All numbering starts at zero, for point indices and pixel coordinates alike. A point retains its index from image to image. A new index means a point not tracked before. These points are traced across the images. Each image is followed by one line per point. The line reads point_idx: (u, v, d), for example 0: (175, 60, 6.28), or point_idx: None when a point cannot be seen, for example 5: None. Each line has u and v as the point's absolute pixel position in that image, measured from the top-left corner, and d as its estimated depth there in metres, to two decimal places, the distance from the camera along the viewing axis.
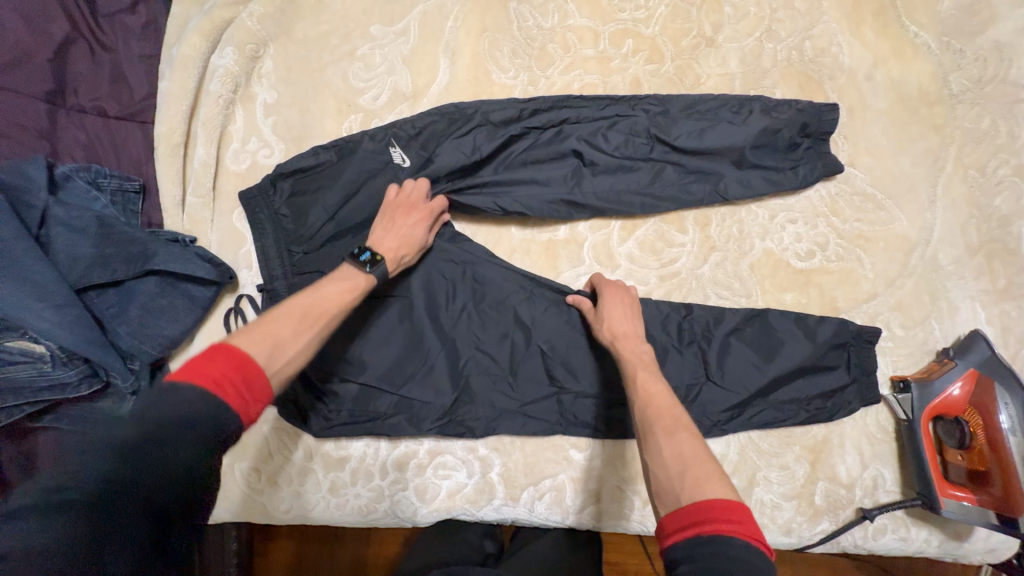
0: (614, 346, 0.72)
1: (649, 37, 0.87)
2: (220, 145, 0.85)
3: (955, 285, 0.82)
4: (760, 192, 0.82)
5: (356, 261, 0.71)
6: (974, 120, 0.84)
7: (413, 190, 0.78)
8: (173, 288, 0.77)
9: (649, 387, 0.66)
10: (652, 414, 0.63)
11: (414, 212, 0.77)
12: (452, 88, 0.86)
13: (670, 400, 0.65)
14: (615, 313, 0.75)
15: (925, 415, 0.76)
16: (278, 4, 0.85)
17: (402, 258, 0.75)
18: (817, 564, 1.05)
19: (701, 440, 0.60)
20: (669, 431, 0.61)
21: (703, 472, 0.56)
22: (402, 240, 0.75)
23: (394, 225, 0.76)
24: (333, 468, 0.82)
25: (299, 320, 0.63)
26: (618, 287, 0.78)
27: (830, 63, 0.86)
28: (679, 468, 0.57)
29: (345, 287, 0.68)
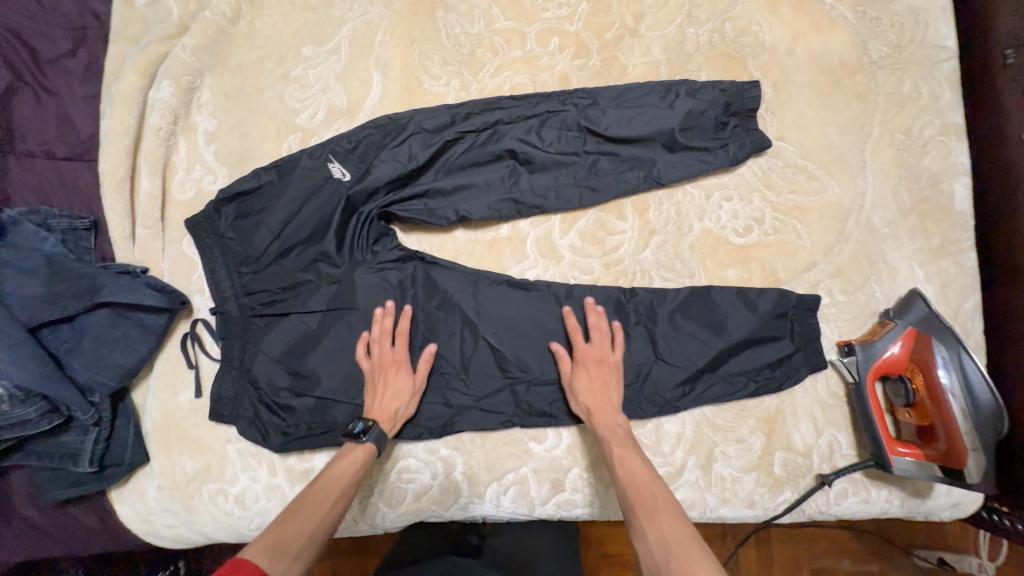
0: (591, 419, 0.76)
1: (573, 33, 0.90)
2: (166, 176, 0.87)
3: (892, 247, 0.84)
4: (692, 172, 0.84)
5: (351, 435, 0.75)
6: (895, 85, 0.86)
7: (380, 346, 0.80)
8: (125, 319, 0.78)
9: (630, 468, 0.71)
10: (635, 498, 0.68)
11: (396, 369, 0.79)
12: (386, 100, 0.88)
13: (647, 476, 0.70)
14: (585, 384, 0.78)
15: (869, 376, 0.78)
16: (210, 35, 0.88)
17: (397, 414, 0.78)
18: (813, 538, 1.07)
19: (681, 516, 0.65)
20: (650, 516, 0.65)
21: (686, 554, 0.60)
22: (392, 400, 0.78)
23: (378, 386, 0.79)
24: (299, 481, 0.84)
25: (301, 516, 0.67)
26: (592, 355, 0.78)
27: (751, 42, 0.88)
28: (661, 552, 0.61)
29: (346, 466, 0.73)
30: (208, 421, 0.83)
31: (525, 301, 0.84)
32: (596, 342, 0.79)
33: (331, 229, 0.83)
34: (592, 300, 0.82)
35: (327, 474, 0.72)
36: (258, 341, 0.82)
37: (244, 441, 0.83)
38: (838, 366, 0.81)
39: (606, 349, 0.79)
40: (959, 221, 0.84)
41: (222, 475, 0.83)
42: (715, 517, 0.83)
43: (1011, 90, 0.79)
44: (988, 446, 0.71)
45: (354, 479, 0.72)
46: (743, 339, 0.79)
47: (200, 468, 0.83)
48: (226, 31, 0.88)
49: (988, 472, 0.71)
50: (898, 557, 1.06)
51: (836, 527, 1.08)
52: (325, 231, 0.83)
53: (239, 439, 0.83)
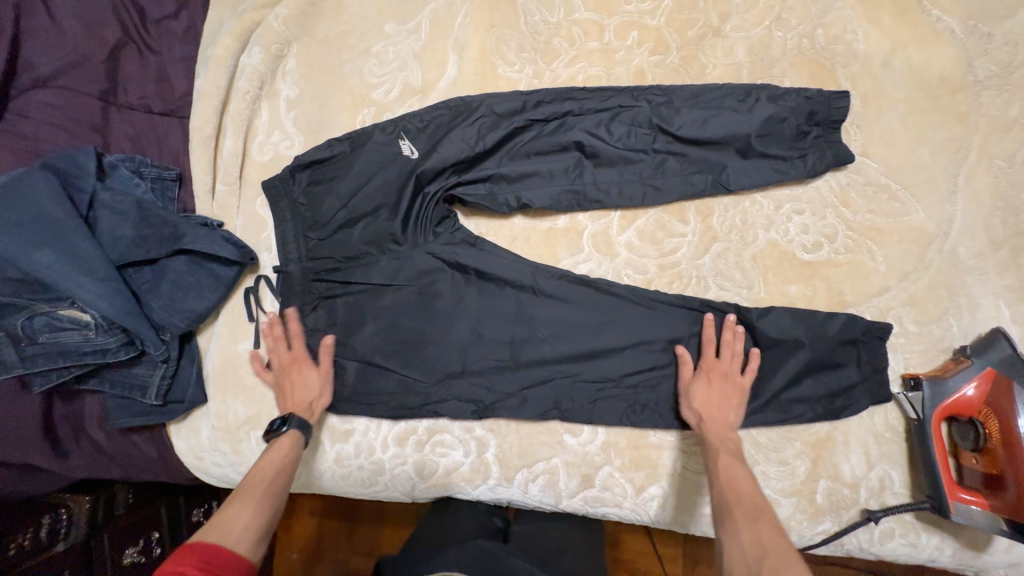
0: (701, 426, 0.75)
1: (653, 29, 0.88)
2: (247, 137, 0.92)
3: (977, 281, 0.78)
4: (765, 181, 0.81)
5: (273, 430, 0.79)
6: (1001, 108, 0.80)
7: (278, 351, 0.85)
8: (200, 267, 0.84)
9: (733, 475, 0.68)
10: (732, 500, 0.65)
11: (302, 364, 0.84)
12: (459, 82, 0.90)
13: (753, 490, 0.67)
14: (702, 392, 0.76)
15: (938, 414, 0.73)
16: (301, 6, 0.91)
17: (315, 405, 0.83)
18: None
19: (781, 531, 0.61)
20: (747, 518, 0.62)
21: (783, 557, 0.57)
22: (303, 394, 0.83)
23: (287, 385, 0.84)
24: (339, 441, 0.87)
25: (241, 499, 0.68)
26: (718, 369, 0.77)
27: (843, 50, 0.83)
28: (754, 552, 0.58)
29: (274, 454, 0.76)
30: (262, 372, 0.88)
31: (577, 295, 0.84)
32: (726, 354, 0.77)
33: (395, 203, 0.85)
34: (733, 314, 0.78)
35: (258, 465, 0.74)
36: (317, 303, 0.86)
37: None
38: (903, 400, 0.76)
39: (734, 369, 0.77)
40: None
41: (269, 424, 0.87)
42: None
43: None
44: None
45: (288, 459, 0.76)
46: (798, 360, 0.77)
47: (250, 415, 0.88)
48: (315, 4, 0.92)
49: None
50: None
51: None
52: (389, 205, 0.85)
53: None
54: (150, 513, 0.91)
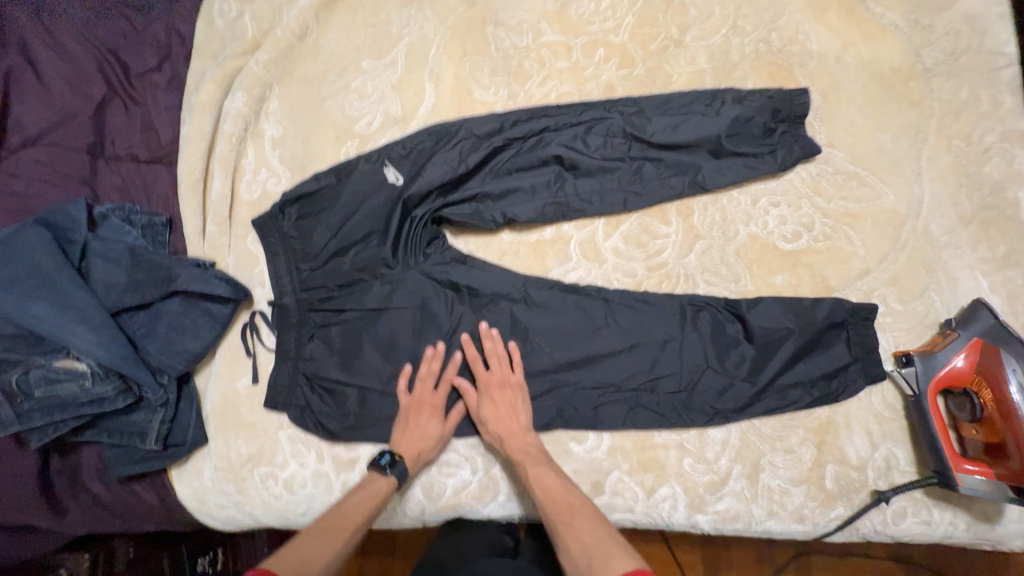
0: (504, 443, 0.81)
1: (618, 44, 0.92)
2: (234, 177, 0.94)
3: (953, 255, 0.81)
4: (739, 178, 0.84)
5: (377, 466, 0.79)
6: (952, 91, 0.84)
7: (422, 386, 0.83)
8: (194, 307, 0.84)
9: (542, 481, 0.76)
10: (558, 509, 0.72)
11: (424, 410, 0.83)
12: (438, 108, 0.93)
13: (562, 487, 0.75)
14: (491, 410, 0.81)
15: (932, 389, 0.74)
16: (280, 49, 0.95)
17: (421, 454, 0.82)
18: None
19: (594, 518, 0.70)
20: (564, 519, 0.71)
21: (601, 552, 0.64)
22: (420, 440, 0.82)
23: (409, 424, 0.82)
24: (344, 470, 0.86)
25: (323, 533, 0.71)
26: (493, 381, 0.82)
27: (798, 50, 0.88)
28: (581, 555, 0.65)
29: (367, 495, 0.77)
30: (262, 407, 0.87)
31: (569, 304, 0.85)
32: (495, 366, 0.82)
33: (384, 229, 0.87)
34: (487, 323, 0.84)
35: (347, 503, 0.76)
36: (314, 334, 0.87)
37: (295, 429, 0.87)
38: (896, 377, 0.77)
39: (505, 372, 0.82)
40: None
41: (273, 459, 0.86)
42: (761, 530, 0.80)
43: None
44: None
45: (377, 505, 0.77)
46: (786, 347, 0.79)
47: (253, 452, 0.87)
48: (294, 46, 0.96)
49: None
50: None
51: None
52: (379, 231, 0.87)
53: (290, 426, 0.87)
54: (153, 565, 0.88)
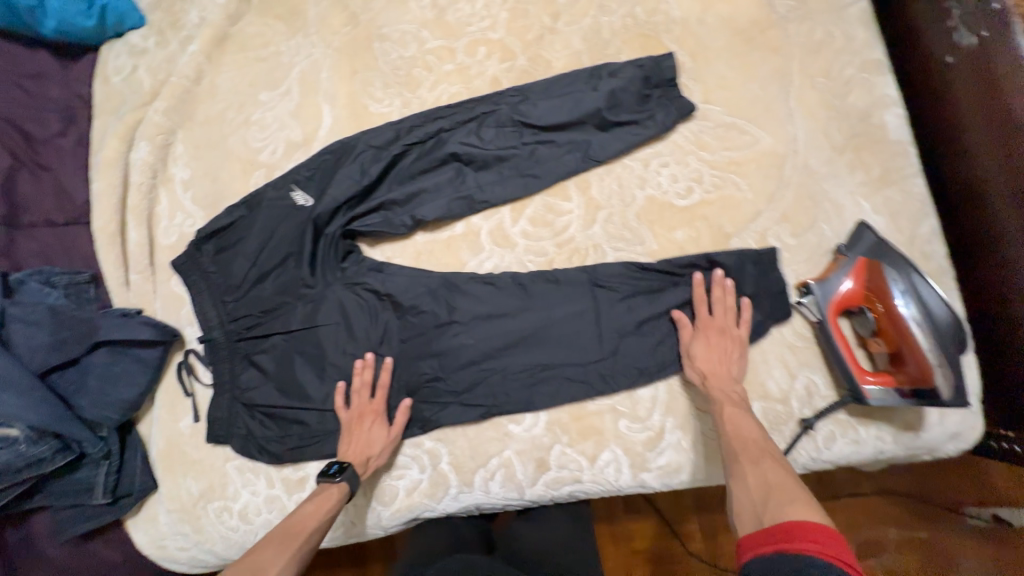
0: (705, 381, 0.79)
1: (497, 40, 0.97)
2: (151, 225, 0.96)
3: (834, 184, 0.85)
4: (626, 146, 0.89)
5: (326, 474, 0.80)
6: (807, 34, 0.90)
7: (359, 396, 0.85)
8: (123, 355, 0.85)
9: (738, 424, 0.74)
10: (746, 452, 0.70)
11: (367, 416, 0.84)
12: (337, 127, 0.96)
13: (757, 434, 0.72)
14: (702, 349, 0.80)
15: (830, 312, 0.78)
16: (177, 96, 0.98)
17: (368, 460, 0.82)
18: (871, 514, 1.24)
19: (788, 470, 0.66)
20: (754, 460, 0.68)
21: (780, 496, 0.61)
22: (364, 446, 0.83)
23: (354, 433, 0.83)
24: (295, 491, 0.86)
25: (279, 542, 0.71)
26: (714, 325, 0.80)
27: (663, 19, 0.93)
28: (760, 490, 0.63)
29: (320, 504, 0.77)
30: (206, 443, 0.88)
31: (488, 293, 0.88)
32: (721, 311, 0.81)
33: (298, 250, 0.89)
34: (721, 271, 0.82)
35: (302, 510, 0.77)
36: (247, 363, 0.89)
37: (242, 459, 0.87)
38: (800, 307, 0.81)
39: (730, 323, 0.80)
40: (896, 150, 0.85)
41: (224, 492, 0.87)
42: (706, 477, 0.82)
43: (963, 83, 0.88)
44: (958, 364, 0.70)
45: (330, 513, 0.77)
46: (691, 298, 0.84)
47: (204, 488, 0.87)
48: (191, 91, 0.99)
49: (961, 387, 0.69)
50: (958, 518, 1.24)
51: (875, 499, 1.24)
52: (294, 254, 0.89)
53: (235, 457, 0.87)
54: None
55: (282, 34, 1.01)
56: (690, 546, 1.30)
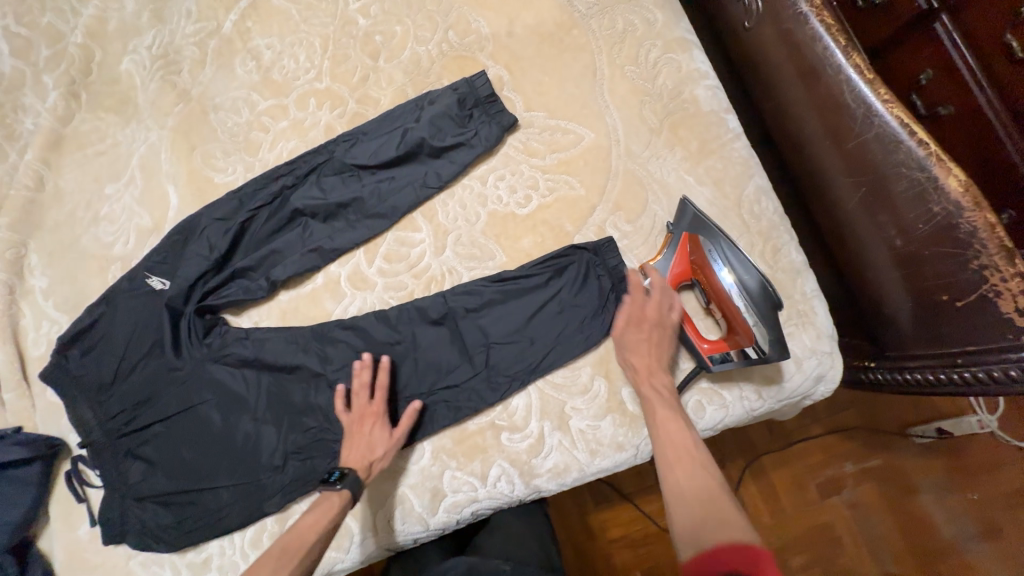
0: (638, 379, 0.78)
1: (325, 89, 0.99)
2: (18, 340, 0.96)
3: (658, 165, 0.88)
4: (459, 168, 0.91)
5: (327, 482, 0.77)
6: (610, 26, 0.93)
7: (357, 399, 0.83)
8: (2, 478, 0.86)
9: (669, 426, 0.72)
10: (674, 457, 0.68)
11: (367, 420, 0.82)
12: (184, 205, 0.97)
13: (687, 434, 0.70)
14: (636, 343, 0.79)
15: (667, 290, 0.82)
16: (22, 208, 0.98)
17: (371, 465, 0.79)
18: (812, 452, 1.39)
19: (718, 478, 0.65)
20: (684, 467, 0.67)
21: (713, 512, 0.61)
22: (366, 450, 0.80)
23: (354, 437, 0.82)
24: (202, 573, 0.86)
25: (278, 557, 0.71)
26: (647, 316, 0.79)
27: (475, 38, 0.96)
28: (693, 505, 0.63)
29: (320, 513, 0.75)
30: (105, 545, 0.88)
31: (355, 337, 0.89)
32: (657, 301, 0.79)
33: (162, 336, 0.90)
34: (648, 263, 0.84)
35: (303, 521, 0.75)
36: (132, 458, 0.89)
37: (144, 553, 0.87)
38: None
39: (664, 311, 0.79)
40: (710, 120, 0.89)
41: None
42: (595, 470, 0.85)
43: (769, 30, 0.90)
44: (772, 322, 0.75)
45: (332, 523, 0.74)
46: (536, 307, 0.86)
47: None
48: (34, 199, 0.99)
49: (779, 341, 0.74)
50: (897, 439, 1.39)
51: (822, 438, 1.40)
52: (159, 340, 0.90)
53: (138, 552, 0.87)
54: None
55: (117, 125, 1.02)
56: (660, 522, 1.31)
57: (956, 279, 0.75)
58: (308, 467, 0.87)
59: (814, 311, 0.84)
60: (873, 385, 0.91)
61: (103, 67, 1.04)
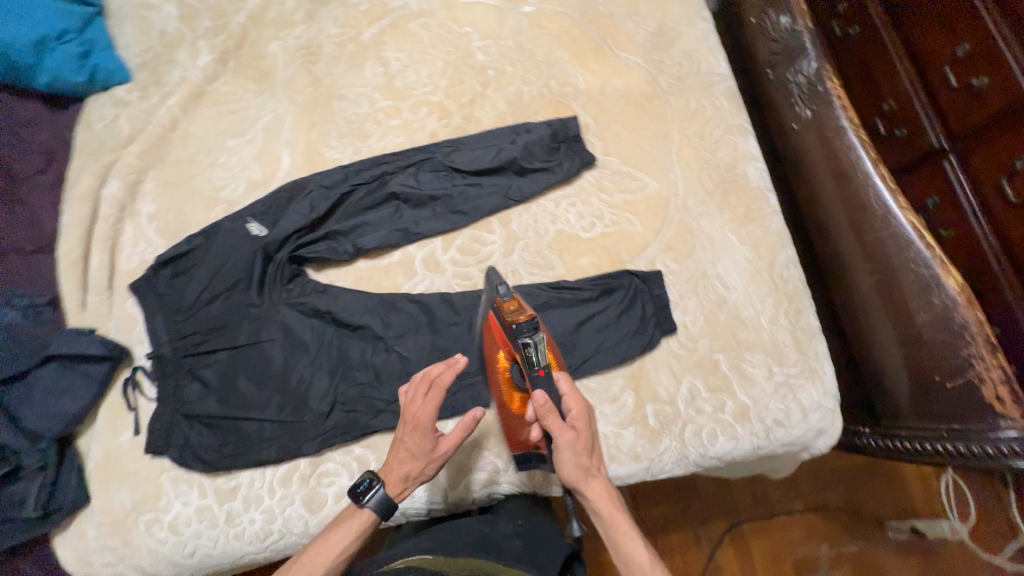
0: (587, 489, 0.75)
1: (437, 102, 1.17)
2: (114, 252, 1.06)
3: (707, 221, 1.03)
4: (539, 188, 1.06)
5: (353, 499, 0.79)
6: (685, 103, 1.12)
7: (411, 399, 0.80)
8: (72, 369, 0.92)
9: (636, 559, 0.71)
10: None
11: (413, 424, 0.79)
12: (294, 169, 1.11)
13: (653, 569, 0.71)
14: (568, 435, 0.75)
15: (546, 359, 0.80)
16: (152, 142, 1.12)
17: (408, 476, 0.80)
18: (795, 526, 1.44)
19: None
20: None
21: None
22: (405, 462, 0.80)
23: (398, 441, 0.81)
24: (227, 500, 0.91)
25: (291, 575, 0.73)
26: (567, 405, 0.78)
27: (572, 90, 1.15)
28: None
29: (336, 538, 0.77)
30: (144, 454, 0.93)
31: (417, 310, 1.00)
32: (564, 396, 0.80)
33: (249, 275, 0.99)
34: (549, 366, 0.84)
35: (318, 542, 0.77)
36: (190, 377, 0.95)
37: (177, 470, 0.92)
38: (535, 350, 0.78)
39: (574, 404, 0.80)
40: (755, 194, 1.05)
41: (157, 504, 0.91)
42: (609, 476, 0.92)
43: (811, 137, 1.09)
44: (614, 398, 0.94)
45: (345, 549, 0.76)
46: (584, 316, 0.97)
47: (138, 498, 0.91)
48: (165, 137, 1.13)
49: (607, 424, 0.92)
50: (874, 528, 1.45)
51: (804, 513, 1.46)
52: (245, 277, 0.99)
53: (172, 468, 0.92)
54: None
55: (252, 92, 1.18)
56: None
57: (949, 364, 0.88)
58: (350, 418, 0.94)
59: (823, 370, 0.96)
60: (870, 449, 1.02)
61: (254, 45, 1.22)
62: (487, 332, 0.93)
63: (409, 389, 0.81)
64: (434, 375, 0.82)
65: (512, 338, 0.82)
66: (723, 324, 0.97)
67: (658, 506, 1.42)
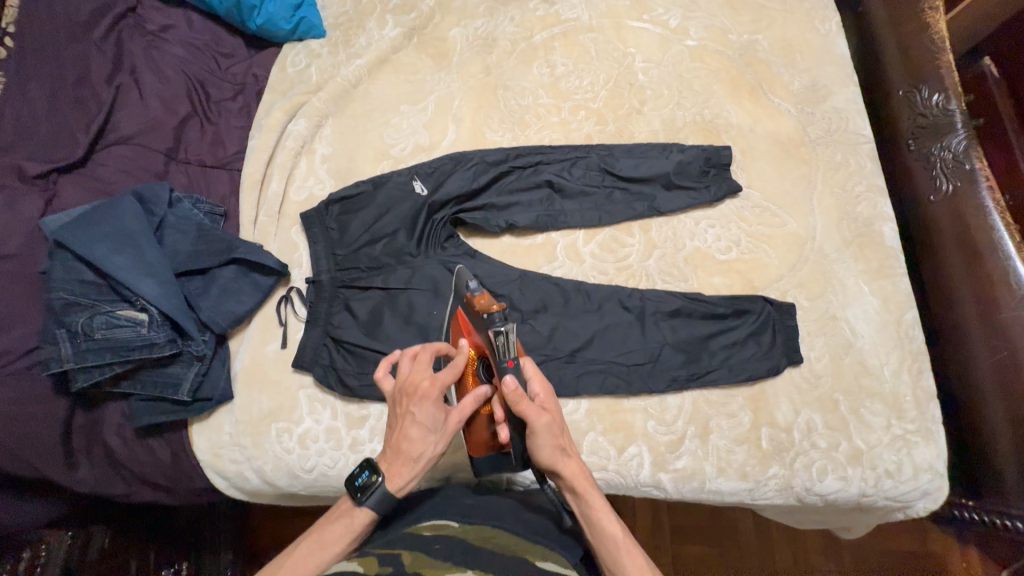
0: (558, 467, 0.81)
1: (596, 109, 1.25)
2: (287, 181, 1.15)
3: (842, 268, 1.08)
4: (684, 205, 1.13)
5: (352, 489, 0.80)
6: (832, 155, 1.18)
7: (404, 380, 0.80)
8: (245, 276, 1.01)
9: (606, 528, 0.79)
10: (612, 548, 0.78)
11: (411, 402, 0.79)
12: (459, 142, 1.21)
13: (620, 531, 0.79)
14: (544, 423, 0.78)
15: (516, 350, 0.80)
16: (338, 93, 1.23)
17: (417, 456, 0.80)
18: None
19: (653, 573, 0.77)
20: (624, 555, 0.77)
21: None
22: (408, 444, 0.80)
23: (398, 420, 0.81)
24: (355, 426, 0.97)
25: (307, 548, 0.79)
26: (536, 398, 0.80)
27: (723, 123, 1.22)
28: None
29: (342, 527, 0.80)
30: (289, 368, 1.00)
31: (554, 292, 1.06)
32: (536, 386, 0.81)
33: (409, 227, 1.07)
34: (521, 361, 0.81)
35: (324, 527, 0.80)
36: (341, 307, 1.03)
37: (314, 389, 1.00)
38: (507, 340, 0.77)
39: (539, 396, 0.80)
40: (890, 252, 1.09)
41: (291, 415, 0.98)
42: (713, 488, 0.95)
43: (944, 214, 1.13)
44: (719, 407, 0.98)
45: (349, 535, 0.79)
46: (714, 330, 1.01)
47: (274, 407, 0.98)
48: (348, 90, 1.25)
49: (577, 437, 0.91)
50: None
51: None
52: (404, 228, 1.07)
53: (311, 385, 1.00)
54: None
55: (430, 67, 1.29)
56: None
57: None
58: None
59: (938, 433, 0.98)
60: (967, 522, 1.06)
61: (438, 26, 1.33)
62: (456, 324, 0.92)
63: (398, 370, 0.81)
64: (419, 357, 0.82)
65: (481, 329, 0.81)
66: (847, 367, 1.00)
67: (699, 545, 1.44)
